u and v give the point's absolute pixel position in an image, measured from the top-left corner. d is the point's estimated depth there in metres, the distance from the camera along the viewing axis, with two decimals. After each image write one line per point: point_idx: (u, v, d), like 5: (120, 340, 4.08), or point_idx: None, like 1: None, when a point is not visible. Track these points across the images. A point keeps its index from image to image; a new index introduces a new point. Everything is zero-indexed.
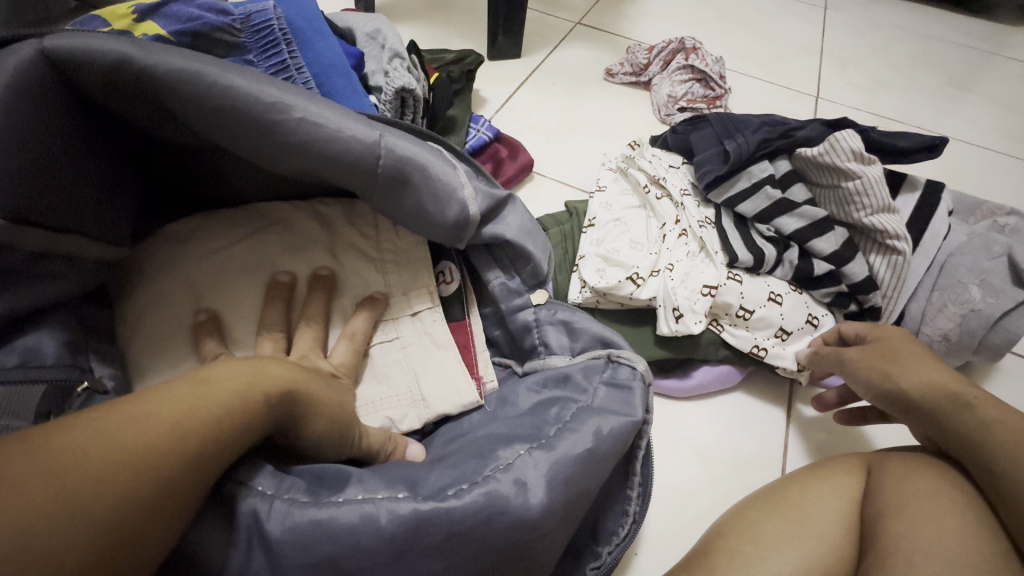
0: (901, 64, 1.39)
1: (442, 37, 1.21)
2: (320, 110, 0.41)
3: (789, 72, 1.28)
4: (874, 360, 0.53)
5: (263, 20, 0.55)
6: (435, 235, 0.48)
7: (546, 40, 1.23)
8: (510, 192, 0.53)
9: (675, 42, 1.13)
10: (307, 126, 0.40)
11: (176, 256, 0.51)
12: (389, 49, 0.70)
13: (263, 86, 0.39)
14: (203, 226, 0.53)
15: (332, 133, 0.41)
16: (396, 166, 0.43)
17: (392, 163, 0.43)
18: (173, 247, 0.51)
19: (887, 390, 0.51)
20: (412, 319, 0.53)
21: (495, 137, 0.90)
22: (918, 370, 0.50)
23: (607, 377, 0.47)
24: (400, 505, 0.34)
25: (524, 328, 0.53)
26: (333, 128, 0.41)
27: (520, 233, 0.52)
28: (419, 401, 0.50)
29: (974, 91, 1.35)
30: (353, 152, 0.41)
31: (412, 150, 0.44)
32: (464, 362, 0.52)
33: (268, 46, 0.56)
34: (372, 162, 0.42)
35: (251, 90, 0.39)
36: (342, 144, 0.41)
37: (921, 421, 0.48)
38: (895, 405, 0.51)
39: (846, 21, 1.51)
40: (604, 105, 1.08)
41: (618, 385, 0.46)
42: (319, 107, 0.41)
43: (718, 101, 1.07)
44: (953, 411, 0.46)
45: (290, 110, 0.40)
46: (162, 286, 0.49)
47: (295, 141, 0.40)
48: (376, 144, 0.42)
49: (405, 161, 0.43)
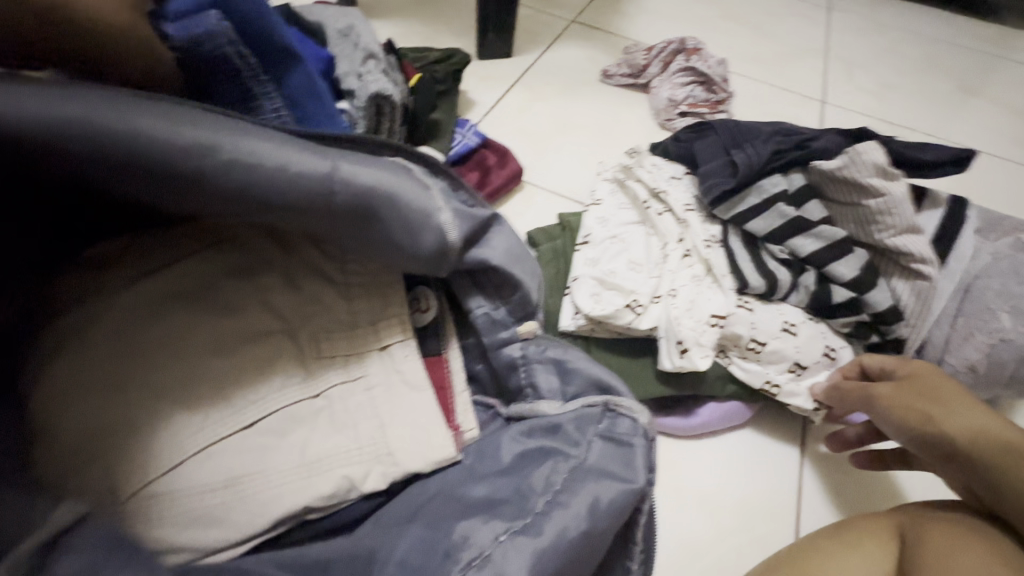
0: (909, 68, 1.34)
1: (429, 34, 1.14)
2: (255, 146, 0.32)
3: (794, 75, 1.23)
4: (908, 403, 0.47)
5: (215, 49, 0.44)
6: (412, 266, 0.41)
7: (539, 39, 1.16)
8: (496, 211, 0.46)
9: (676, 42, 1.06)
10: (243, 169, 0.32)
11: (97, 293, 0.42)
12: (362, 49, 0.64)
13: (183, 120, 0.31)
14: (131, 246, 0.45)
15: (276, 171, 0.32)
16: (356, 200, 0.35)
17: (352, 197, 0.35)
18: (95, 277, 0.43)
19: (930, 439, 0.45)
20: (380, 355, 0.45)
21: (482, 143, 0.84)
22: (962, 419, 0.44)
23: (604, 430, 0.40)
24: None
25: (510, 366, 0.46)
26: (275, 165, 0.32)
27: (508, 258, 0.45)
28: (384, 455, 0.42)
29: (984, 96, 1.30)
30: (299, 192, 0.33)
31: (371, 178, 0.36)
32: (440, 406, 0.45)
33: (229, 78, 0.46)
34: (328, 198, 0.34)
35: (162, 135, 0.30)
36: (287, 183, 0.32)
37: (977, 476, 0.42)
38: (945, 456, 0.44)
39: (850, 22, 1.46)
40: (600, 108, 1.02)
41: (616, 441, 0.39)
42: (253, 143, 0.32)
43: (721, 105, 1.01)
44: (1008, 467, 0.41)
45: (217, 151, 0.31)
46: (76, 332, 0.40)
47: (231, 188, 0.32)
48: (329, 178, 0.34)
49: (367, 193, 0.35)
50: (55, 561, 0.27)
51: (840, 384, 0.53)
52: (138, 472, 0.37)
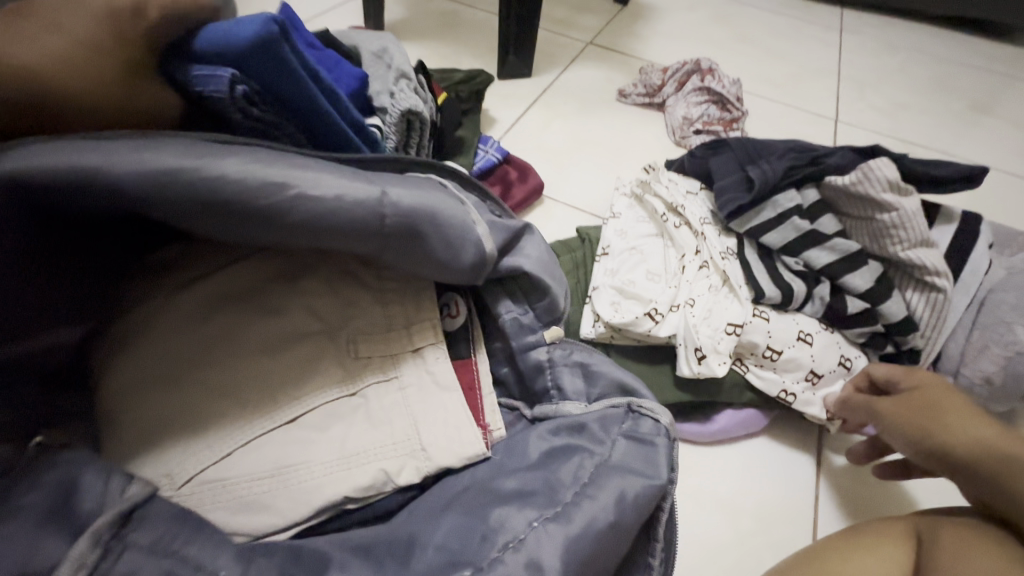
0: (922, 88, 1.36)
1: (452, 56, 1.20)
2: (317, 180, 0.34)
3: (807, 94, 1.25)
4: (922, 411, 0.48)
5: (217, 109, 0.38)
6: (451, 278, 0.44)
7: (557, 60, 1.21)
8: (526, 221, 0.49)
9: (691, 63, 1.10)
10: (305, 206, 0.33)
11: (160, 301, 0.45)
12: (395, 69, 0.67)
13: (248, 163, 0.33)
14: (193, 254, 0.48)
15: (334, 204, 0.34)
16: (404, 222, 0.37)
17: (400, 220, 0.37)
18: (157, 285, 0.46)
19: (938, 448, 0.46)
20: (413, 357, 0.48)
21: (504, 159, 0.87)
22: (970, 430, 0.45)
23: (627, 429, 0.42)
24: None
25: (536, 368, 0.49)
26: (333, 197, 0.34)
27: (538, 265, 0.48)
28: (418, 451, 0.44)
29: (998, 115, 1.31)
30: (353, 220, 0.35)
31: (418, 202, 0.38)
32: (469, 406, 0.48)
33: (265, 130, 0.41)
34: (378, 224, 0.36)
35: (237, 177, 0.32)
36: (344, 216, 0.35)
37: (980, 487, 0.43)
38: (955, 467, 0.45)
39: (862, 43, 1.49)
40: (616, 125, 1.05)
41: (639, 439, 0.41)
42: (316, 176, 0.34)
43: (735, 123, 1.03)
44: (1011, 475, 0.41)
45: (284, 189, 0.33)
46: (143, 340, 0.43)
47: (293, 223, 0.34)
48: (380, 204, 0.36)
49: (414, 215, 0.38)
50: (128, 533, 0.29)
51: (850, 396, 0.55)
52: (192, 459, 0.40)
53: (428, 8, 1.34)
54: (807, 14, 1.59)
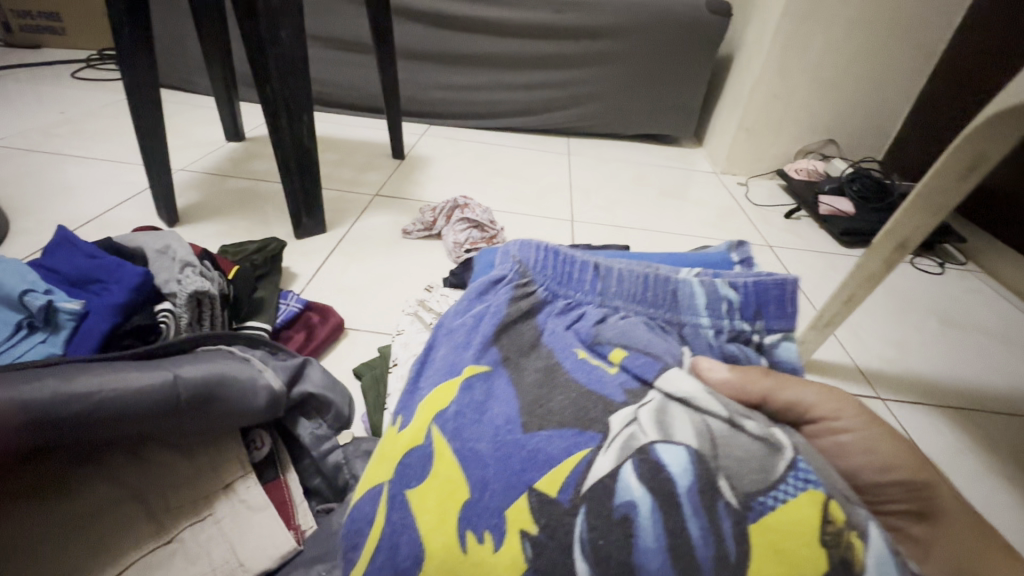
0: (627, 186, 1.89)
1: (249, 227, 1.35)
2: (150, 374, 0.56)
3: (551, 206, 1.66)
4: (765, 397, 0.46)
5: (570, 304, 0.58)
6: (254, 418, 0.65)
7: (349, 214, 1.45)
8: (304, 358, 0.77)
9: (451, 202, 1.41)
10: (77, 392, 0.50)
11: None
12: (179, 261, 0.78)
13: (53, 387, 0.49)
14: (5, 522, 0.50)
15: (161, 383, 0.56)
16: (199, 385, 0.59)
17: (189, 390, 0.58)
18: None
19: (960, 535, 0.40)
20: (226, 497, 0.62)
21: (306, 307, 1.00)
22: (874, 442, 0.43)
23: (658, 414, 0.40)
24: (770, 318, 0.57)
25: (335, 466, 0.69)
26: (140, 385, 0.54)
27: (322, 387, 0.74)
28: (236, 568, 0.57)
29: (681, 197, 1.87)
30: (157, 395, 0.55)
31: (205, 370, 0.61)
32: (282, 517, 0.63)
33: (648, 320, 0.57)
34: (175, 394, 0.57)
35: (56, 390, 0.49)
36: (156, 392, 0.55)
37: None
38: (917, 500, 0.41)
39: (585, 162, 2.03)
40: (406, 257, 1.28)
41: (665, 420, 0.40)
42: (153, 371, 0.57)
43: (495, 239, 1.33)
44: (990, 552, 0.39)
45: (99, 391, 0.51)
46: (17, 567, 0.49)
47: (160, 391, 0.56)
48: (173, 384, 0.57)
49: (206, 379, 0.60)
50: None
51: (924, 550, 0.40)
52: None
53: (221, 189, 1.53)
54: (543, 146, 2.13)
